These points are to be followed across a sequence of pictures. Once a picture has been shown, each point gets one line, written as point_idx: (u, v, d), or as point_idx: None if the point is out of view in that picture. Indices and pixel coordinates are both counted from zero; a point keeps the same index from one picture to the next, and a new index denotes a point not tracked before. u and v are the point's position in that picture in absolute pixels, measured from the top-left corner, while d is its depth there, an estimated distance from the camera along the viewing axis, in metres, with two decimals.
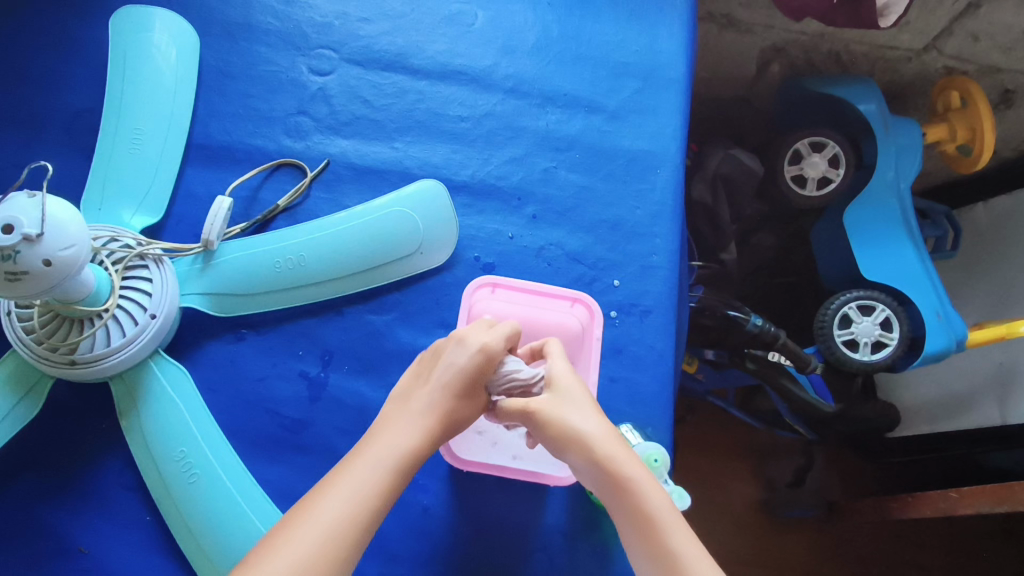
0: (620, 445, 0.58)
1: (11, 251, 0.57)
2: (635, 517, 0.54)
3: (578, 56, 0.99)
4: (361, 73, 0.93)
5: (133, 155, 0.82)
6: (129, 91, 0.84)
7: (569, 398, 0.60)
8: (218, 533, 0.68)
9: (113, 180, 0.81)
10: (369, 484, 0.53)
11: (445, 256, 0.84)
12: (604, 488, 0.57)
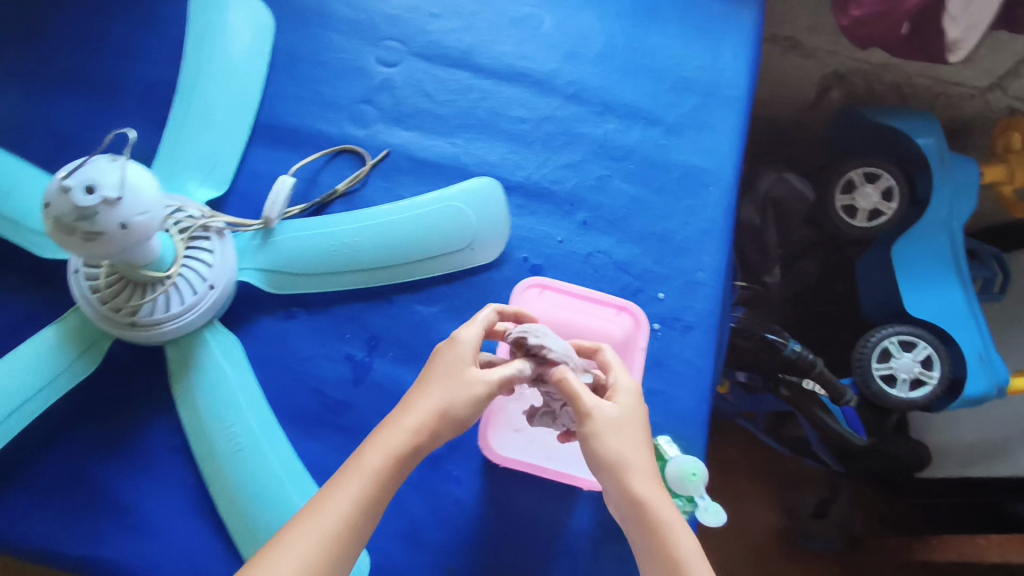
0: (656, 481, 0.59)
1: (91, 212, 0.59)
2: (656, 551, 0.56)
3: (641, 67, 0.99)
4: (427, 67, 0.95)
5: (206, 127, 0.84)
6: (206, 62, 0.85)
7: (619, 416, 0.60)
8: (258, 502, 0.70)
9: (185, 149, 0.83)
10: (379, 487, 0.55)
11: (495, 254, 0.85)
12: (635, 520, 0.58)
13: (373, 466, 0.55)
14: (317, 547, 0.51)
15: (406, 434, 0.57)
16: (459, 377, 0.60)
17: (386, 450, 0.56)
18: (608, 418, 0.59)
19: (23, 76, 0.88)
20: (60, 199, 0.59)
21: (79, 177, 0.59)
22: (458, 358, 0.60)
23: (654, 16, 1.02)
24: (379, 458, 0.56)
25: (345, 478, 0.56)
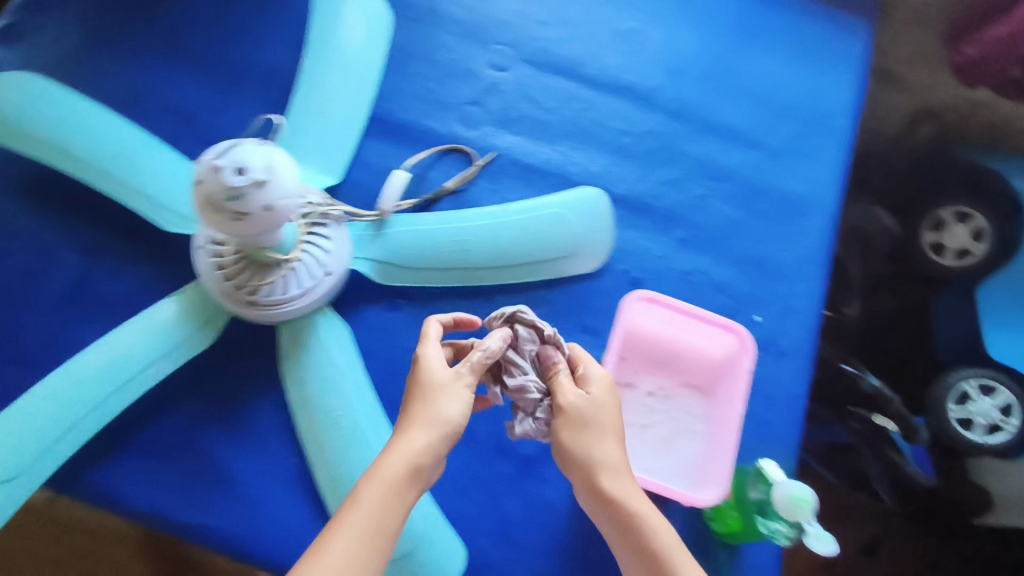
0: (627, 477, 0.62)
1: (240, 192, 0.62)
2: (637, 549, 0.60)
3: (746, 89, 0.98)
4: (535, 74, 0.95)
5: (321, 118, 0.86)
6: (323, 56, 0.87)
7: (593, 415, 0.61)
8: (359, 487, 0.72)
9: (301, 140, 0.85)
10: (378, 526, 0.54)
11: (596, 265, 0.86)
12: (610, 515, 0.61)
13: (368, 504, 0.55)
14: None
15: (394, 468, 0.56)
16: (429, 400, 0.59)
17: (375, 487, 0.55)
18: (576, 412, 0.61)
19: (147, 52, 0.89)
20: (211, 178, 0.62)
21: (231, 158, 0.62)
22: (425, 378, 0.60)
23: (762, 39, 1.01)
24: (374, 495, 0.55)
25: (342, 515, 0.55)
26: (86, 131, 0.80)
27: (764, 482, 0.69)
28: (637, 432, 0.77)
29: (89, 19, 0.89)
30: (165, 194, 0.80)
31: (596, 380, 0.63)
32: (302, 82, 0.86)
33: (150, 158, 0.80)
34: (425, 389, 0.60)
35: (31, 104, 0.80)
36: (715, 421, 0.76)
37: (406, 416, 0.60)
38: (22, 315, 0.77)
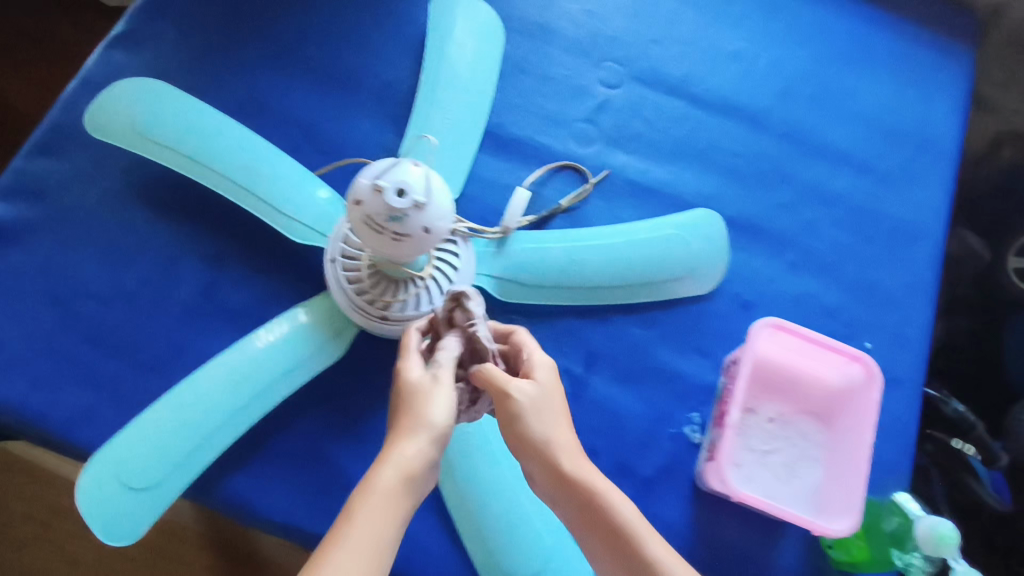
0: (578, 456, 0.63)
1: (402, 214, 0.62)
2: (603, 527, 0.61)
3: (851, 113, 1.00)
4: (645, 93, 0.96)
5: (441, 132, 0.85)
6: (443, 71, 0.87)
7: (544, 404, 0.62)
8: (490, 501, 0.73)
9: (422, 152, 0.84)
10: (372, 541, 0.52)
11: (711, 287, 0.86)
12: (571, 498, 0.62)
13: (362, 522, 0.53)
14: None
15: (389, 479, 0.55)
16: (405, 409, 0.59)
17: (373, 501, 0.54)
18: (531, 397, 0.61)
19: (262, 61, 0.89)
20: (374, 199, 0.62)
21: (393, 179, 0.62)
22: (405, 389, 0.59)
23: (864, 63, 1.02)
24: (369, 511, 0.53)
25: (334, 531, 0.53)
26: (207, 139, 0.80)
27: (899, 513, 0.77)
28: (758, 457, 0.77)
29: (207, 26, 0.89)
30: (289, 199, 0.79)
31: (540, 365, 0.64)
32: (420, 101, 0.87)
33: (271, 163, 0.80)
34: (410, 397, 0.59)
35: (154, 111, 0.79)
36: (838, 448, 0.77)
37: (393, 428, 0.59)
38: (147, 322, 0.77)
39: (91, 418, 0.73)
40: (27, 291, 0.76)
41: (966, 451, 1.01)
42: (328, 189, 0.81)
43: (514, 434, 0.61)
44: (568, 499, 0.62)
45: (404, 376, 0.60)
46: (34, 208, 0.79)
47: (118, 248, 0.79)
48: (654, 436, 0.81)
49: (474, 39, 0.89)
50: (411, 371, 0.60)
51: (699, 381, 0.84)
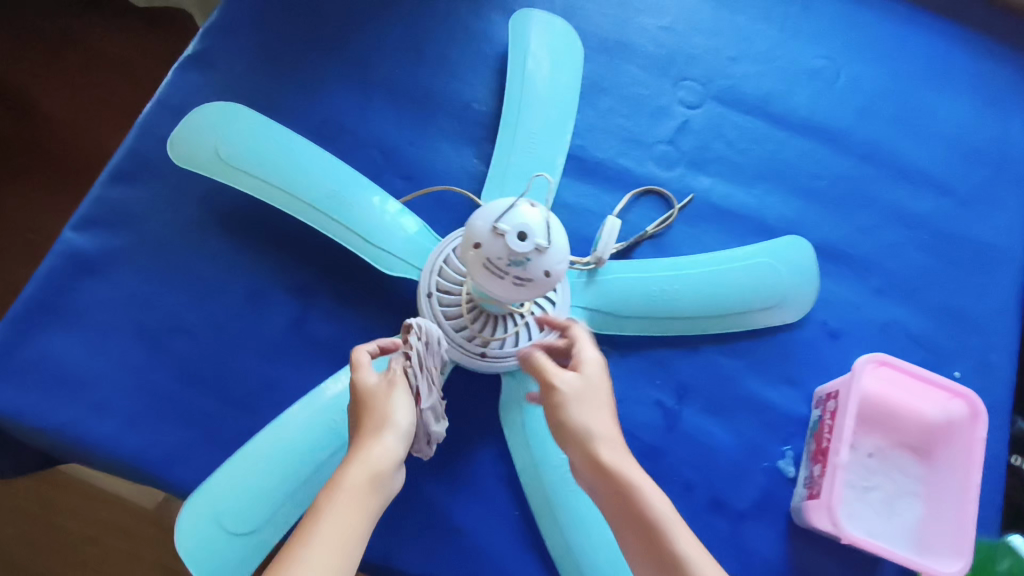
0: (626, 454, 0.58)
1: (524, 258, 0.60)
2: (641, 528, 0.54)
3: (932, 132, 0.97)
4: (725, 112, 0.94)
5: (528, 156, 0.83)
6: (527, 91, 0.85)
7: (594, 394, 0.61)
8: (588, 548, 0.71)
9: (510, 177, 0.82)
10: (344, 529, 0.48)
11: (803, 313, 0.84)
12: (610, 496, 0.56)
13: (335, 511, 0.48)
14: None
15: (359, 474, 0.51)
16: (369, 410, 0.57)
17: (341, 494, 0.50)
18: (574, 386, 0.60)
19: (339, 80, 0.85)
20: (494, 242, 0.60)
21: (514, 221, 0.60)
22: (364, 398, 0.58)
23: (942, 79, 0.99)
24: (337, 503, 0.49)
25: (302, 527, 0.48)
26: (292, 166, 0.76)
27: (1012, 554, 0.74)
28: (859, 493, 0.76)
29: (283, 43, 0.85)
30: (377, 231, 0.76)
31: (589, 360, 0.62)
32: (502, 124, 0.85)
33: (357, 193, 0.76)
34: (378, 401, 0.57)
35: (237, 138, 0.76)
36: (938, 484, 0.76)
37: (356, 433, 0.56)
38: (234, 357, 0.74)
39: (184, 459, 0.70)
40: (113, 326, 0.73)
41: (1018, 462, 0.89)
42: (416, 221, 0.77)
43: (558, 422, 0.59)
44: (608, 498, 0.56)
45: (359, 382, 0.59)
46: (116, 236, 0.76)
47: (201, 280, 0.75)
48: (747, 470, 0.79)
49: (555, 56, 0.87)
50: (366, 376, 0.59)
51: (790, 412, 0.82)
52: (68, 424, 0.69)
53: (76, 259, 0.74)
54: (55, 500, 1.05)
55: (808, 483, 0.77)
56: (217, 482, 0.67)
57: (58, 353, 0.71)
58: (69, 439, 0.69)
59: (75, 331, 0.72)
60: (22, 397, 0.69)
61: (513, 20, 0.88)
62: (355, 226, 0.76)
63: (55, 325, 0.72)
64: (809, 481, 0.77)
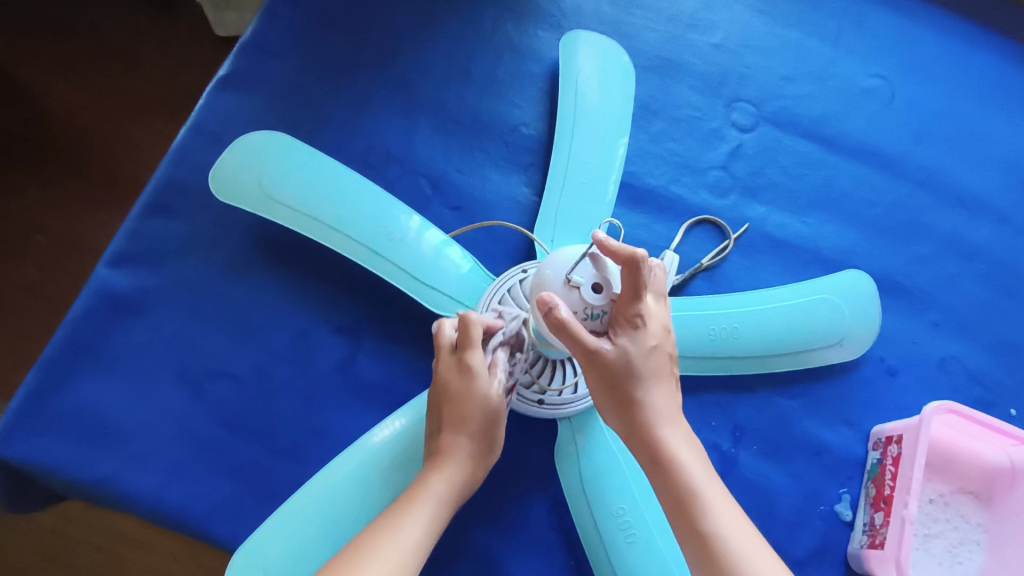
0: (675, 418, 0.59)
1: (600, 312, 0.57)
2: (677, 492, 0.56)
3: (990, 157, 0.94)
4: (779, 135, 0.90)
5: (585, 183, 0.77)
6: (582, 113, 0.79)
7: (629, 365, 0.57)
8: None
9: (565, 207, 0.76)
10: (429, 521, 0.56)
11: (864, 348, 0.80)
12: (650, 460, 0.58)
13: (426, 505, 0.57)
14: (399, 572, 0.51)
15: (451, 485, 0.60)
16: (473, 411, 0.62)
17: (439, 489, 0.59)
18: (616, 353, 0.57)
19: (386, 102, 0.82)
20: (569, 295, 0.57)
21: (589, 273, 0.57)
22: (463, 385, 0.62)
23: (999, 102, 0.96)
24: (434, 497, 0.58)
25: (399, 504, 0.57)
26: (324, 194, 0.71)
27: None
28: (922, 542, 0.74)
29: (322, 63, 0.82)
30: (423, 266, 0.72)
31: (651, 317, 0.58)
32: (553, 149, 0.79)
33: (394, 218, 0.72)
34: (489, 411, 0.62)
35: (276, 170, 0.71)
36: (1002, 532, 0.74)
37: (452, 424, 0.62)
38: (277, 404, 0.71)
39: (228, 512, 0.68)
40: (152, 369, 0.71)
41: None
42: (453, 244, 0.73)
43: (601, 379, 0.59)
44: (649, 458, 0.58)
45: (472, 369, 0.62)
46: (150, 274, 0.73)
47: (246, 320, 0.73)
48: (805, 516, 0.77)
49: (609, 76, 0.81)
50: (485, 379, 0.62)
51: (847, 455, 0.80)
52: (106, 476, 0.67)
53: (111, 298, 0.72)
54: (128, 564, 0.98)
55: (868, 530, 0.75)
56: (255, 542, 0.63)
57: (95, 400, 0.69)
58: (109, 491, 0.67)
59: (113, 376, 0.70)
60: (57, 448, 0.67)
61: (568, 36, 0.82)
62: (390, 256, 0.71)
63: (88, 370, 0.69)
64: (869, 528, 0.75)
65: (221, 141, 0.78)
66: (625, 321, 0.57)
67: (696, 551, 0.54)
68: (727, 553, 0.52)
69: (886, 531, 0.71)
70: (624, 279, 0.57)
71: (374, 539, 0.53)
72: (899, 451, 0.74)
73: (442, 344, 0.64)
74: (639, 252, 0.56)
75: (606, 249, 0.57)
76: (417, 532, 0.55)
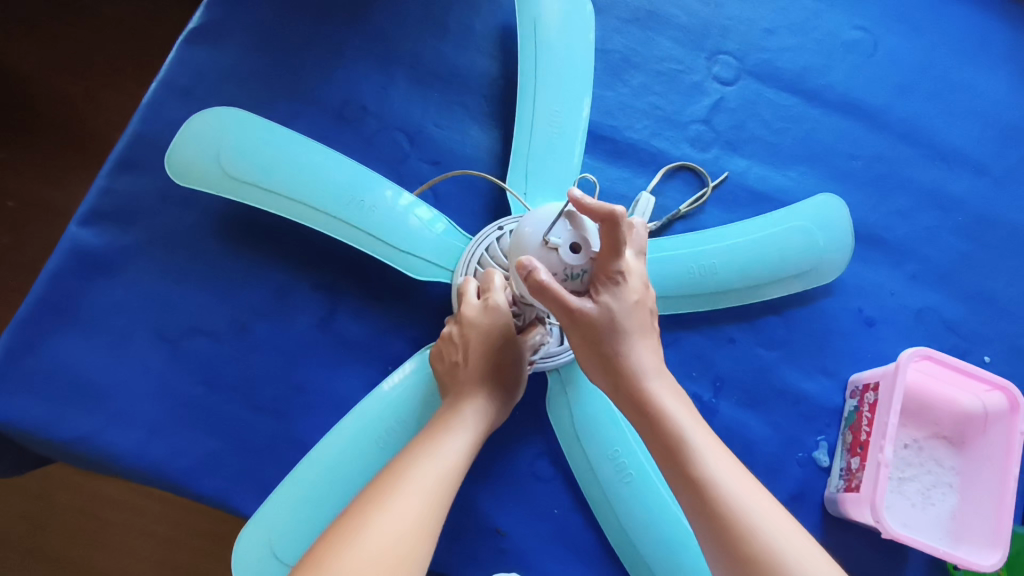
0: (659, 371, 0.60)
1: (579, 271, 0.57)
2: (666, 439, 0.56)
3: (969, 110, 0.94)
4: (760, 88, 0.90)
5: (553, 126, 0.77)
6: (545, 54, 0.77)
7: (613, 322, 0.58)
8: (655, 548, 0.69)
9: (537, 152, 0.76)
10: (462, 444, 0.58)
11: (835, 274, 0.81)
12: (638, 412, 0.59)
13: (459, 432, 0.59)
14: (437, 485, 0.53)
15: (478, 416, 0.61)
16: (499, 346, 0.64)
17: (470, 419, 0.60)
18: (598, 312, 0.57)
19: (362, 56, 0.81)
20: (546, 257, 0.56)
21: (566, 232, 0.56)
22: (487, 325, 0.64)
23: (981, 53, 0.96)
24: (467, 423, 0.60)
25: (432, 431, 0.59)
26: (283, 162, 0.69)
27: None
28: (896, 485, 0.76)
29: (297, 15, 0.81)
30: (395, 232, 0.71)
31: (632, 272, 0.59)
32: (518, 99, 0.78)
33: (378, 195, 0.71)
34: (510, 349, 0.65)
35: (241, 144, 0.69)
36: (972, 474, 0.76)
37: (478, 357, 0.64)
38: (259, 360, 0.71)
39: (213, 468, 0.68)
40: (131, 327, 0.70)
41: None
42: (442, 218, 0.73)
43: (586, 339, 0.59)
44: (637, 413, 0.59)
45: (498, 309, 0.64)
46: (125, 232, 0.73)
47: (225, 277, 0.73)
48: (783, 462, 0.79)
49: (568, 11, 0.79)
50: (507, 317, 0.65)
51: (825, 403, 0.82)
52: (87, 433, 0.67)
53: (86, 256, 0.71)
54: (139, 546, 0.98)
55: (845, 475, 0.77)
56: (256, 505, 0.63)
57: (74, 359, 0.68)
58: (92, 448, 0.67)
59: (90, 334, 0.69)
60: (37, 406, 0.66)
61: None
62: (359, 222, 0.70)
63: (66, 329, 0.69)
64: (845, 473, 0.77)
65: (194, 97, 0.77)
66: (606, 278, 0.57)
67: (687, 492, 0.54)
68: (718, 493, 0.52)
69: (862, 474, 0.73)
70: (603, 236, 0.55)
71: (418, 456, 0.55)
72: (875, 397, 0.76)
73: (466, 294, 0.67)
74: (618, 208, 0.54)
75: (583, 208, 0.55)
76: (457, 450, 0.57)
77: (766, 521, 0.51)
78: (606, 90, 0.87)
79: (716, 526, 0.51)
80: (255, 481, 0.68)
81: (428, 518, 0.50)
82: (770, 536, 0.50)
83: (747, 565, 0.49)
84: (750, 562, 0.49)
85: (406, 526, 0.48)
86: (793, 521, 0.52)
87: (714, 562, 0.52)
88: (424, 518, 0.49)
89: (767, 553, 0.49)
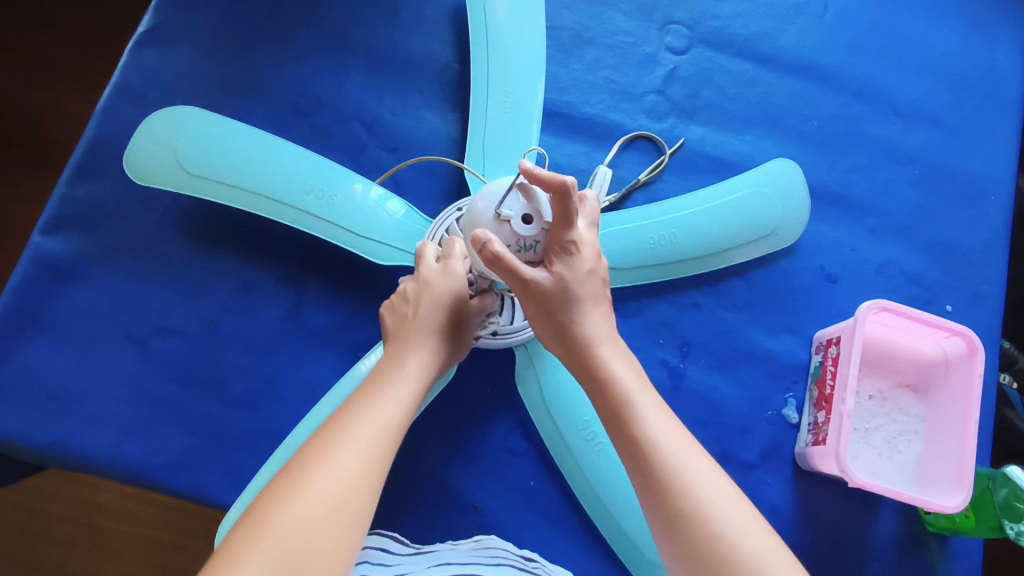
0: (612, 338, 0.61)
1: (533, 242, 0.57)
2: (612, 401, 0.58)
3: (920, 63, 0.95)
4: (713, 56, 0.91)
5: (507, 109, 0.78)
6: (495, 37, 0.78)
7: (566, 291, 0.59)
8: (629, 507, 0.71)
9: (493, 133, 0.77)
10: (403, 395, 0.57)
11: (796, 235, 0.82)
12: (586, 376, 0.60)
13: (402, 382, 0.58)
14: (383, 436, 0.53)
15: (417, 366, 0.60)
16: (450, 308, 0.64)
17: (414, 368, 0.60)
18: (549, 282, 0.58)
19: (313, 48, 0.82)
20: (499, 230, 0.57)
21: (518, 205, 0.56)
22: (443, 284, 0.64)
23: (929, 7, 0.97)
24: (409, 378, 0.59)
25: (376, 382, 0.58)
26: (238, 157, 0.70)
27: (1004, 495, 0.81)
28: (862, 436, 0.77)
29: (246, 10, 0.81)
30: (357, 220, 0.72)
31: (587, 243, 0.60)
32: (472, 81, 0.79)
33: (347, 189, 0.72)
34: (461, 311, 0.65)
35: (207, 144, 0.70)
36: (936, 420, 0.78)
37: (433, 308, 0.63)
38: (230, 355, 0.73)
39: (190, 463, 0.70)
40: (100, 332, 0.72)
41: (1004, 381, 0.92)
42: (411, 208, 0.74)
43: (536, 305, 0.60)
44: (587, 377, 0.60)
45: (456, 272, 0.65)
46: (88, 239, 0.74)
47: (189, 276, 0.74)
48: (753, 422, 0.81)
49: None
50: (464, 282, 0.65)
51: (791, 360, 0.84)
52: (64, 437, 0.68)
53: (51, 264, 0.72)
54: (116, 549, 0.99)
55: (812, 429, 0.79)
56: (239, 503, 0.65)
57: (46, 366, 0.70)
58: (70, 451, 0.68)
59: (60, 341, 0.71)
60: (12, 414, 0.68)
61: None
62: (319, 212, 0.71)
63: (36, 337, 0.70)
64: (813, 427, 0.79)
65: (147, 100, 0.78)
66: (559, 248, 0.58)
67: (631, 451, 0.55)
68: (659, 454, 0.54)
69: (828, 427, 0.75)
70: (554, 206, 0.56)
71: (349, 417, 0.54)
72: (837, 352, 0.77)
73: (425, 256, 0.67)
74: (568, 179, 0.55)
75: (533, 177, 0.56)
76: (393, 411, 0.55)
77: (702, 480, 0.52)
78: (559, 66, 0.88)
79: (656, 485, 0.53)
80: (231, 473, 0.70)
81: (359, 485, 0.49)
82: (706, 496, 0.51)
83: (682, 523, 0.50)
84: (684, 519, 0.50)
85: (347, 480, 0.48)
86: (728, 479, 0.54)
87: (652, 519, 0.53)
88: (358, 476, 0.49)
89: (701, 512, 0.50)
